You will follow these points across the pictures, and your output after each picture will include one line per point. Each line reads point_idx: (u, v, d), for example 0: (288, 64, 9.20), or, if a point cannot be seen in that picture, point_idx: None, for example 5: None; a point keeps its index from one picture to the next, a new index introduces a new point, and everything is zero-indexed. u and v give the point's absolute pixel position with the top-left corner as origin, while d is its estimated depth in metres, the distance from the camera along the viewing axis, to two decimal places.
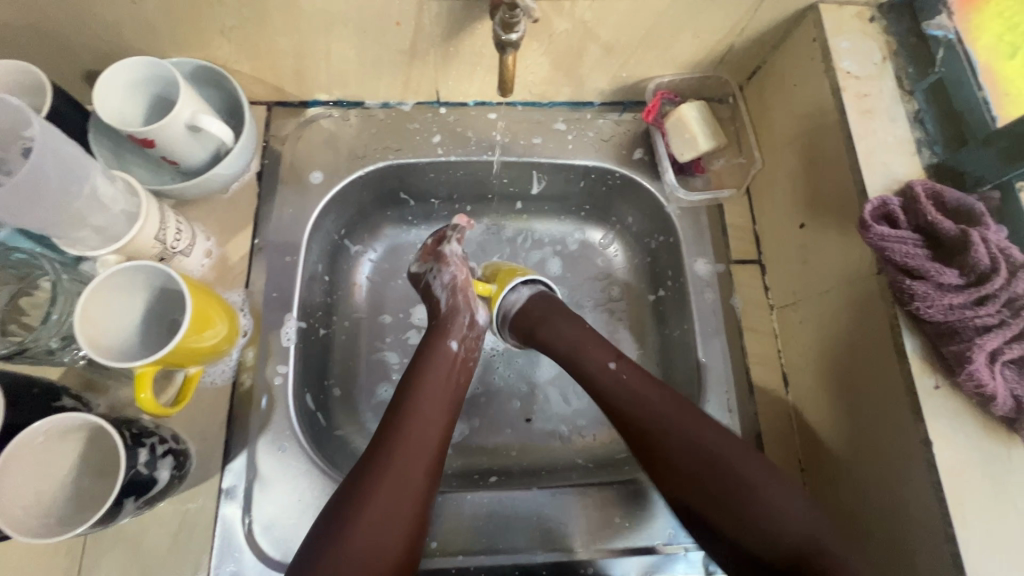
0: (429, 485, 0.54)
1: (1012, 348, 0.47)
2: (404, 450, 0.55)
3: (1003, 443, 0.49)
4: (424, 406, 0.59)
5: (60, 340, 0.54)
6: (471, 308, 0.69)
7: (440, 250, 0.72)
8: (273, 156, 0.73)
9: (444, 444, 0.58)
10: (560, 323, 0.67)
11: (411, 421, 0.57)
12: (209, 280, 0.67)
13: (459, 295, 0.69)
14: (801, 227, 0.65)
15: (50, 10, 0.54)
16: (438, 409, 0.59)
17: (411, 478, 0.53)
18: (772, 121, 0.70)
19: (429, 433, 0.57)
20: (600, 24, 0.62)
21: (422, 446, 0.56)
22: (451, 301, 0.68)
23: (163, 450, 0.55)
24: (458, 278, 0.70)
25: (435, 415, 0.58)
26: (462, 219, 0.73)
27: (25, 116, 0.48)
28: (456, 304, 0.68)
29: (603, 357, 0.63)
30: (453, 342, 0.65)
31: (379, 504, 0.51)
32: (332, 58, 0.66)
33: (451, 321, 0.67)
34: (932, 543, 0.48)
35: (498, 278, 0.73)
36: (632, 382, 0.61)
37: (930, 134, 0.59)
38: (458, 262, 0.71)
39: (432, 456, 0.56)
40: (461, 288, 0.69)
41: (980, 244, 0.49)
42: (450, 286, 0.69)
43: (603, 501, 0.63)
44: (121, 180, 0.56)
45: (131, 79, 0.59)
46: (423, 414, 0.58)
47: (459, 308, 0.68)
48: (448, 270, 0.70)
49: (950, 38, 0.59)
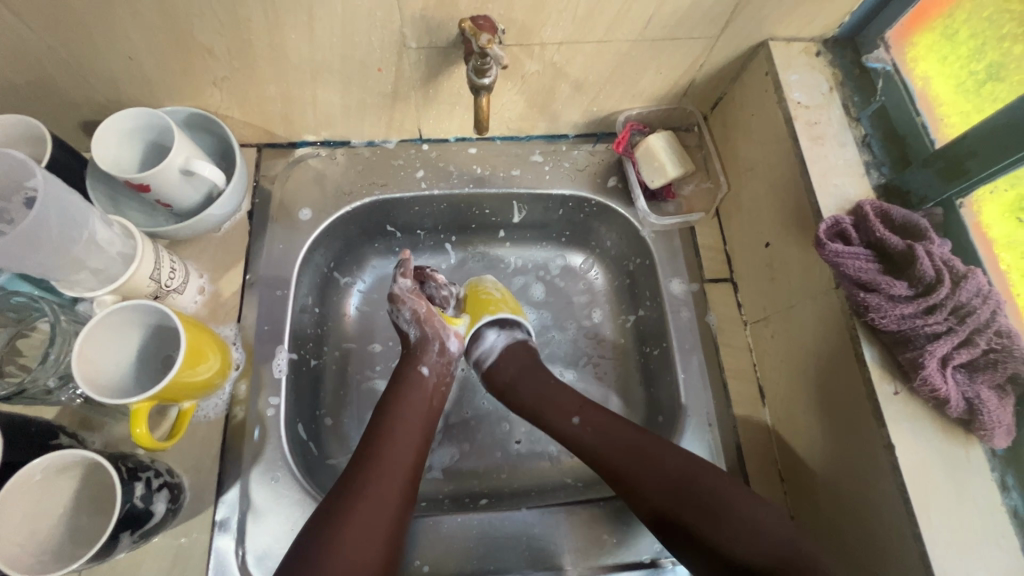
0: (405, 502, 0.57)
1: (961, 353, 0.51)
2: (379, 469, 0.57)
3: (961, 444, 0.52)
4: (398, 430, 0.61)
5: (58, 379, 0.56)
6: (440, 335, 0.70)
7: (393, 291, 0.70)
8: (264, 195, 0.76)
9: (419, 464, 0.60)
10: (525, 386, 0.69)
11: (388, 443, 0.59)
12: (202, 316, 0.70)
13: (427, 326, 0.69)
14: (767, 246, 0.69)
15: (51, 69, 0.58)
16: (414, 430, 0.62)
17: (387, 497, 0.56)
18: (735, 149, 0.75)
19: (406, 451, 0.60)
20: (568, 65, 0.67)
21: (395, 467, 0.58)
22: (420, 332, 0.69)
23: (158, 483, 0.56)
24: (420, 311, 0.69)
25: (410, 434, 0.61)
26: (405, 254, 0.72)
27: (29, 168, 0.51)
28: (425, 335, 0.69)
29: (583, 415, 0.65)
30: (425, 368, 0.67)
31: (359, 519, 0.53)
32: (318, 103, 0.70)
33: (425, 349, 0.68)
34: (901, 543, 0.50)
35: (469, 309, 0.76)
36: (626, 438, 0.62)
37: (877, 156, 0.64)
38: (414, 296, 0.69)
39: (405, 476, 0.58)
40: (426, 320, 0.69)
41: (924, 257, 0.52)
42: (416, 319, 0.69)
43: (589, 520, 0.65)
44: (118, 224, 0.59)
45: (126, 129, 0.63)
46: (396, 436, 0.60)
47: (429, 337, 0.69)
48: (406, 308, 0.69)
49: (889, 69, 0.65)
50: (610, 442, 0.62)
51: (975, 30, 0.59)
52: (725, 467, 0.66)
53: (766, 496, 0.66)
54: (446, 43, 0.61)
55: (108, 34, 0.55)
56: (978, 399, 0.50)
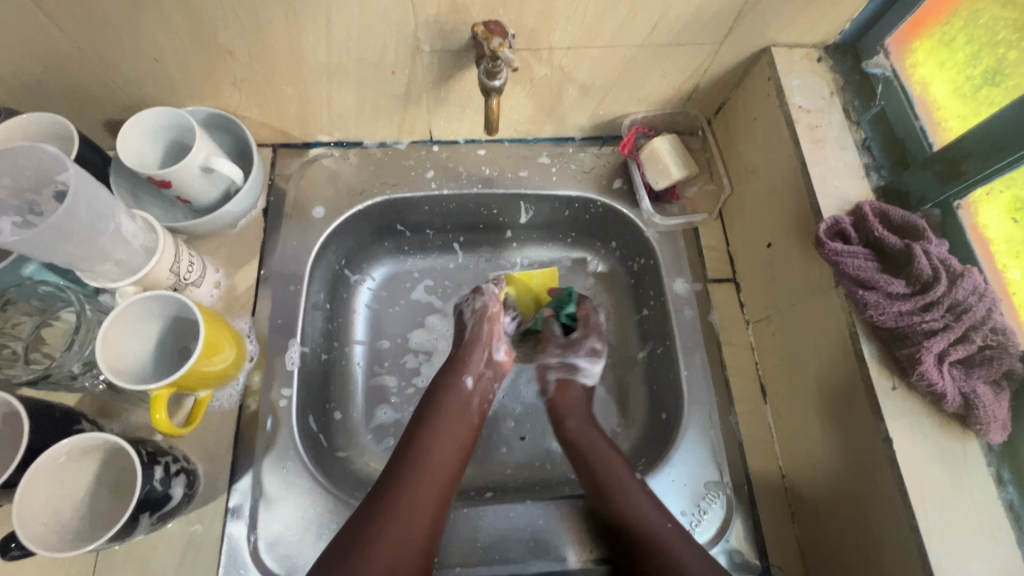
0: (435, 523, 0.59)
1: (957, 349, 0.52)
2: (411, 496, 0.59)
3: (959, 439, 0.53)
4: (433, 453, 0.63)
5: (82, 365, 0.57)
6: (491, 343, 0.74)
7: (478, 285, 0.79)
8: (278, 193, 0.78)
9: (454, 480, 0.63)
10: (575, 430, 0.70)
11: (422, 466, 0.61)
12: (218, 309, 0.72)
13: (485, 323, 0.75)
14: (769, 247, 0.70)
15: (79, 70, 0.61)
16: (447, 448, 0.64)
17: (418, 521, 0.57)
18: (738, 152, 0.76)
19: (439, 471, 0.62)
20: (576, 69, 0.68)
21: (429, 490, 0.60)
22: (476, 330, 0.74)
23: (175, 468, 0.58)
24: (489, 307, 0.76)
25: (445, 459, 0.63)
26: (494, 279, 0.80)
27: (60, 162, 0.53)
28: (478, 333, 0.74)
29: (604, 449, 0.67)
30: (468, 380, 0.71)
31: (386, 550, 0.54)
32: (332, 104, 0.72)
33: (471, 355, 0.72)
34: (899, 536, 0.51)
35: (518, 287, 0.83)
36: (627, 482, 0.63)
37: (877, 159, 0.65)
38: (492, 293, 0.77)
39: (435, 502, 0.59)
40: (488, 317, 0.75)
41: (922, 256, 0.54)
42: (479, 314, 0.76)
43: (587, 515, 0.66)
44: (141, 218, 0.61)
45: (150, 127, 0.65)
46: (431, 456, 0.62)
47: (480, 340, 0.74)
48: (481, 298, 0.76)
49: (888, 75, 0.67)
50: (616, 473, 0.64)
51: (972, 37, 0.61)
52: (727, 464, 0.68)
53: (767, 493, 0.66)
54: (458, 47, 0.63)
55: (135, 36, 0.58)
56: (974, 394, 0.51)
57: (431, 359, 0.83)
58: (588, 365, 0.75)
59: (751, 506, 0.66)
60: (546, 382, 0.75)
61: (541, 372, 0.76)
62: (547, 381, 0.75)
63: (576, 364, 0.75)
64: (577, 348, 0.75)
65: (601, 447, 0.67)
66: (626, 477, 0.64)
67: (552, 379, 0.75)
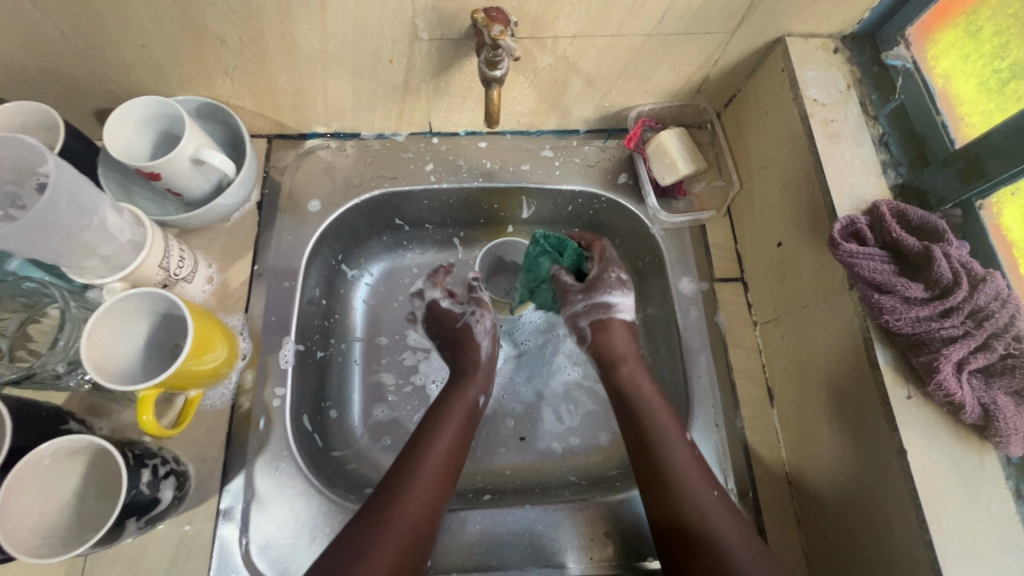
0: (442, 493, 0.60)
1: (977, 358, 0.50)
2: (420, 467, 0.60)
3: (976, 451, 0.51)
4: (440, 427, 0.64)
5: (66, 365, 0.56)
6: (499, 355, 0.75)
7: (478, 295, 0.76)
8: (273, 185, 0.76)
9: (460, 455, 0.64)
10: (629, 378, 0.67)
11: (431, 439, 0.62)
12: (210, 305, 0.70)
13: (495, 341, 0.75)
14: (779, 246, 0.68)
15: (64, 57, 0.58)
16: (455, 425, 0.64)
17: (426, 492, 0.58)
18: (748, 146, 0.74)
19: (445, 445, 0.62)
20: (581, 58, 0.66)
21: (436, 462, 0.61)
22: (491, 347, 0.73)
23: (164, 471, 0.57)
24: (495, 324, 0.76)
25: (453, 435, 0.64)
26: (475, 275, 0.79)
27: (41, 153, 0.50)
28: (492, 349, 0.73)
29: (652, 400, 0.65)
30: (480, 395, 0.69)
31: (395, 516, 0.56)
32: (328, 95, 0.69)
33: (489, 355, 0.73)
34: (911, 549, 0.49)
35: None
36: (671, 436, 0.62)
37: (896, 156, 0.62)
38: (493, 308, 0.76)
39: (442, 475, 0.60)
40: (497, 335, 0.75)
41: (943, 259, 0.51)
42: (490, 331, 0.74)
43: (606, 511, 0.65)
44: (129, 212, 0.58)
45: (138, 117, 0.63)
46: (440, 431, 0.63)
47: (495, 354, 0.74)
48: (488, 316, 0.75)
49: (908, 67, 0.63)
50: (656, 423, 0.63)
51: (999, 28, 0.58)
52: (732, 469, 0.66)
53: (774, 501, 0.64)
54: (458, 34, 0.60)
55: (121, 22, 0.55)
56: (994, 405, 0.49)
57: (429, 357, 0.81)
58: (615, 300, 0.71)
59: (756, 514, 0.64)
60: (580, 329, 0.72)
61: (572, 319, 0.73)
62: (580, 327, 0.72)
63: (606, 301, 0.71)
64: (599, 288, 0.71)
65: (648, 395, 0.65)
66: (674, 433, 0.62)
67: (584, 324, 0.71)
